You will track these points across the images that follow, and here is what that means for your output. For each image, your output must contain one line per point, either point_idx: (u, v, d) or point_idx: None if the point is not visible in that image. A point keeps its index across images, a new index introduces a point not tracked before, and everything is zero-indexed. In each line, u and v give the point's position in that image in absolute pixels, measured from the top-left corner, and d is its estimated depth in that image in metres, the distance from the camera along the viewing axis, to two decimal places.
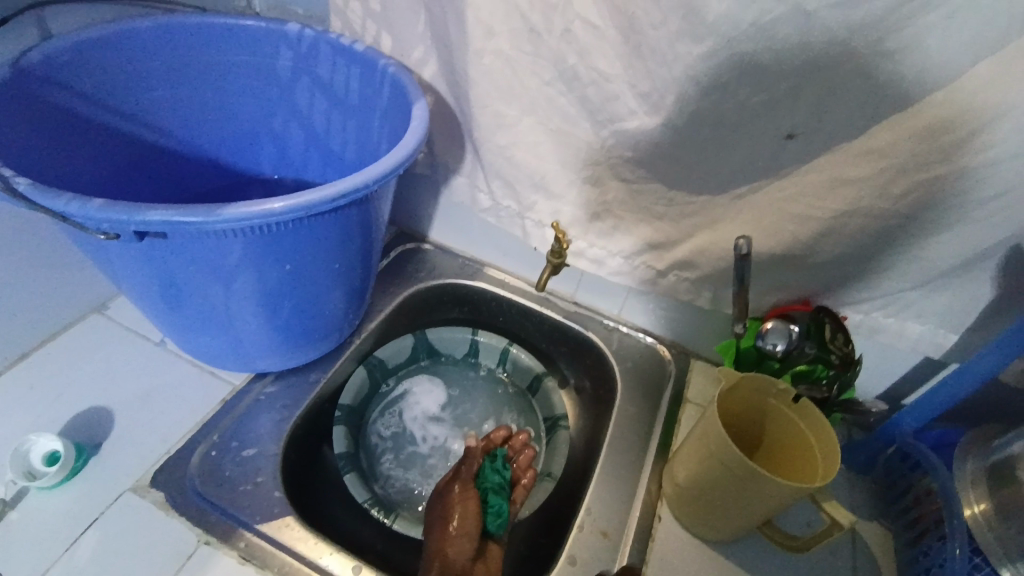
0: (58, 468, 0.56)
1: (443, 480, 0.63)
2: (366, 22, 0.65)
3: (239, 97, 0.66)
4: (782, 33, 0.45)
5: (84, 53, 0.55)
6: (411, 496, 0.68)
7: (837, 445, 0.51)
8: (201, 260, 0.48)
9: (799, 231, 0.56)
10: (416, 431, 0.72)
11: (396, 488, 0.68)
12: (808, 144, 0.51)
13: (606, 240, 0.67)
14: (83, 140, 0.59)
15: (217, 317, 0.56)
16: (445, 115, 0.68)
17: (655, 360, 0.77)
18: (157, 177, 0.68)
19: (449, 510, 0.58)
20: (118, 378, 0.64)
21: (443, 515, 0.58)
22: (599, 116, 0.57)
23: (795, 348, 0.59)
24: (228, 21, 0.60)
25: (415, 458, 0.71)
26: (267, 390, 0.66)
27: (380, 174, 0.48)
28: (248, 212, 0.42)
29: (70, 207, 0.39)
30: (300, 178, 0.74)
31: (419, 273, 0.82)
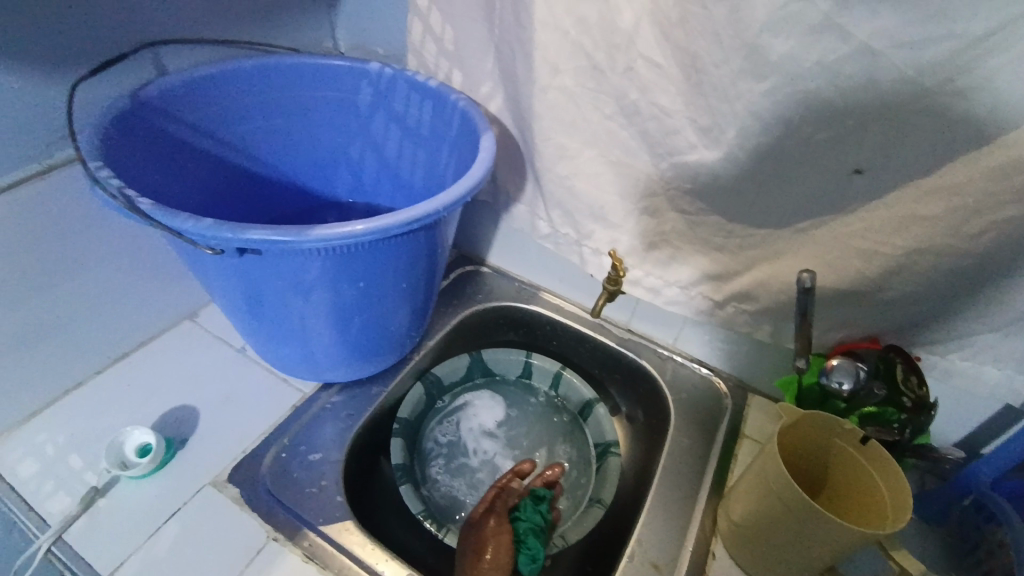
0: (149, 460, 0.60)
1: (478, 509, 0.62)
2: (439, 60, 0.70)
3: (323, 128, 0.72)
4: (848, 72, 0.46)
5: (195, 90, 0.61)
6: (455, 506, 0.71)
7: (908, 488, 0.49)
8: (287, 276, 0.52)
9: (865, 267, 0.55)
10: (470, 443, 0.75)
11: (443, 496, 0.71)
12: (876, 180, 0.51)
13: (663, 269, 0.68)
14: (193, 166, 0.65)
15: (294, 329, 0.60)
16: (508, 146, 0.71)
17: (710, 392, 0.75)
18: (247, 200, 0.74)
19: (483, 542, 0.58)
20: (203, 381, 0.70)
21: (477, 547, 0.58)
22: (659, 149, 0.59)
23: (863, 387, 0.57)
24: (319, 60, 0.66)
25: (466, 469, 0.73)
26: (332, 400, 0.70)
27: (451, 201, 0.51)
28: (334, 233, 0.46)
29: (185, 225, 0.44)
30: (371, 204, 0.80)
31: (477, 295, 0.85)
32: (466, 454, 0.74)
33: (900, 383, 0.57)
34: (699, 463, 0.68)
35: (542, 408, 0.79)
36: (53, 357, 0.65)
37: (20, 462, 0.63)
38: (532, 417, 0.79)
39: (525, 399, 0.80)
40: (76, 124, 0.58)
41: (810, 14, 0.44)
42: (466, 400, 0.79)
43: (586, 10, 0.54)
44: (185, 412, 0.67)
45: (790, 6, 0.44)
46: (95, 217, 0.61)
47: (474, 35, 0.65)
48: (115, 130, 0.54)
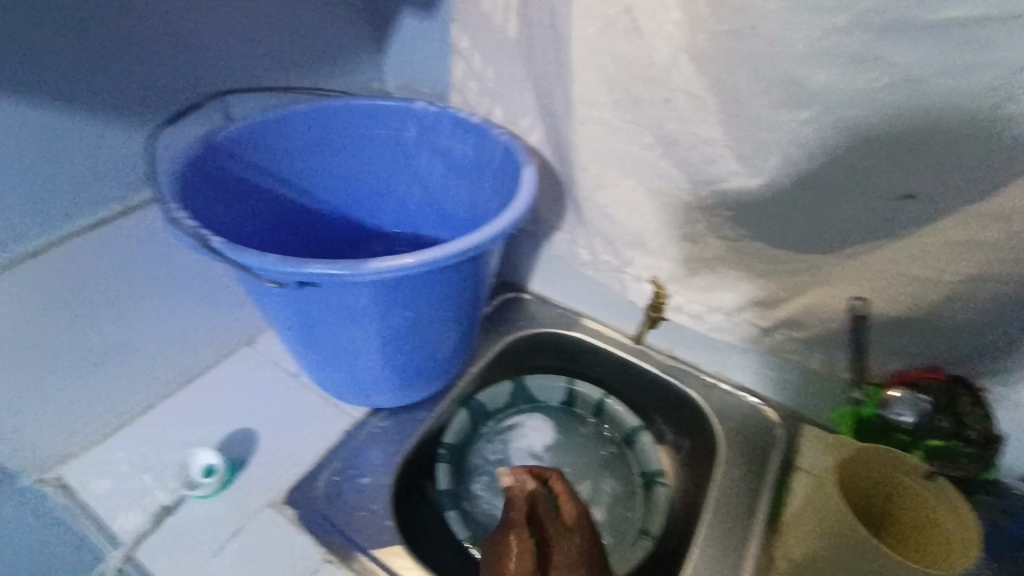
0: (215, 480, 0.65)
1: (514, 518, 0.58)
2: (481, 97, 0.73)
3: (374, 164, 0.76)
4: (892, 98, 0.45)
5: (259, 134, 0.66)
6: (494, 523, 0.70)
7: (976, 527, 0.48)
8: (341, 306, 0.55)
9: (920, 294, 0.53)
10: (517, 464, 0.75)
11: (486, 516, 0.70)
12: (927, 205, 0.49)
13: (706, 295, 0.67)
14: (255, 204, 0.70)
15: (346, 356, 0.63)
16: (549, 176, 0.73)
17: (759, 422, 0.73)
18: (303, 235, 0.78)
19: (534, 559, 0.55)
20: (261, 405, 0.74)
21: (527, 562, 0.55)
22: (698, 177, 0.59)
23: (928, 420, 0.55)
24: (370, 103, 0.70)
25: None
26: (380, 425, 0.73)
27: (494, 234, 0.54)
28: (385, 266, 0.49)
29: (252, 260, 0.48)
30: (417, 235, 0.83)
31: (519, 321, 0.86)
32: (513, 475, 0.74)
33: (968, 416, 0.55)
34: (749, 497, 0.66)
35: (589, 435, 0.78)
36: (130, 380, 0.70)
37: (94, 480, 0.67)
38: (578, 441, 0.78)
39: (571, 424, 0.79)
40: (157, 170, 0.64)
41: (849, 45, 0.44)
42: (521, 420, 0.78)
43: (624, 46, 0.56)
44: (245, 433, 0.71)
45: (828, 37, 0.45)
46: (168, 251, 0.67)
47: (515, 73, 0.68)
48: (189, 173, 0.59)
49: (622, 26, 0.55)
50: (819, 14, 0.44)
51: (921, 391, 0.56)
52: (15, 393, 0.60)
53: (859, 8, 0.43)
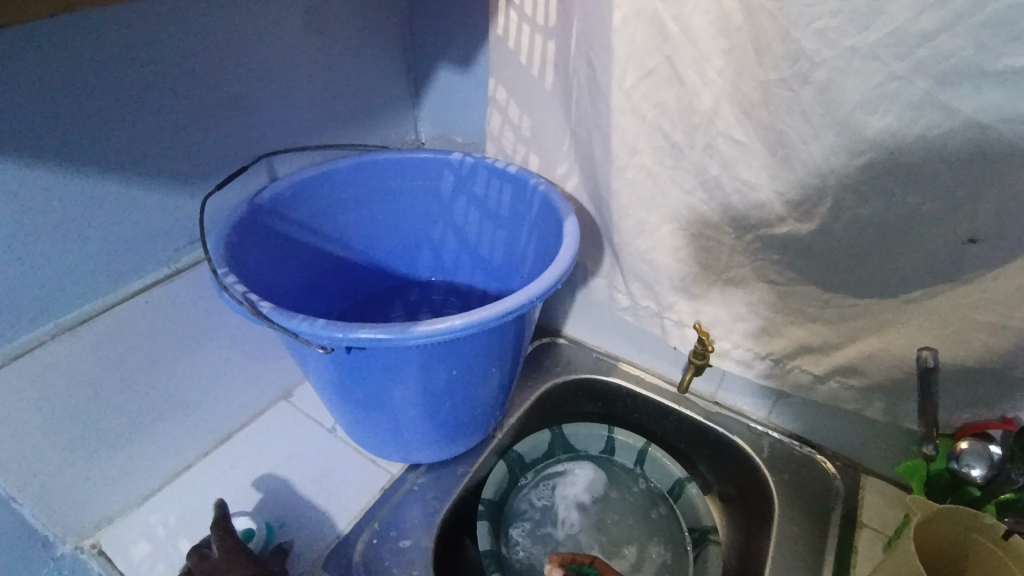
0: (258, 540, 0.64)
1: None
2: (517, 146, 0.74)
3: (409, 214, 0.77)
4: (953, 144, 0.44)
5: (300, 191, 0.67)
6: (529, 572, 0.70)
7: None
8: (386, 366, 0.54)
9: (993, 342, 0.50)
10: (561, 511, 0.74)
11: (520, 556, 0.71)
12: (994, 250, 0.47)
13: (754, 341, 0.64)
14: (296, 260, 0.70)
15: (388, 414, 0.62)
16: (585, 222, 0.73)
17: (818, 474, 0.70)
18: (340, 287, 0.78)
19: None
20: (298, 461, 0.73)
21: None
22: (743, 222, 0.57)
23: (1000, 474, 0.51)
24: (408, 156, 0.71)
25: (549, 539, 0.72)
26: (418, 481, 0.71)
27: (541, 290, 0.53)
28: (435, 328, 0.48)
29: (301, 325, 0.48)
30: (450, 281, 0.83)
31: (555, 366, 0.84)
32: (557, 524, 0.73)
33: None
34: (813, 558, 0.62)
35: (640, 491, 0.76)
36: (171, 439, 0.70)
37: (134, 544, 0.66)
38: (626, 495, 0.76)
39: (616, 475, 0.78)
40: (203, 230, 0.65)
41: (908, 92, 0.43)
42: (569, 467, 0.78)
43: (664, 95, 0.55)
44: (286, 490, 0.70)
45: (886, 84, 0.44)
46: (212, 310, 0.67)
47: (551, 122, 0.69)
48: (235, 234, 0.60)
49: (663, 76, 0.55)
50: (875, 62, 0.44)
51: (992, 442, 0.52)
52: (61, 459, 0.60)
53: (917, 57, 0.42)
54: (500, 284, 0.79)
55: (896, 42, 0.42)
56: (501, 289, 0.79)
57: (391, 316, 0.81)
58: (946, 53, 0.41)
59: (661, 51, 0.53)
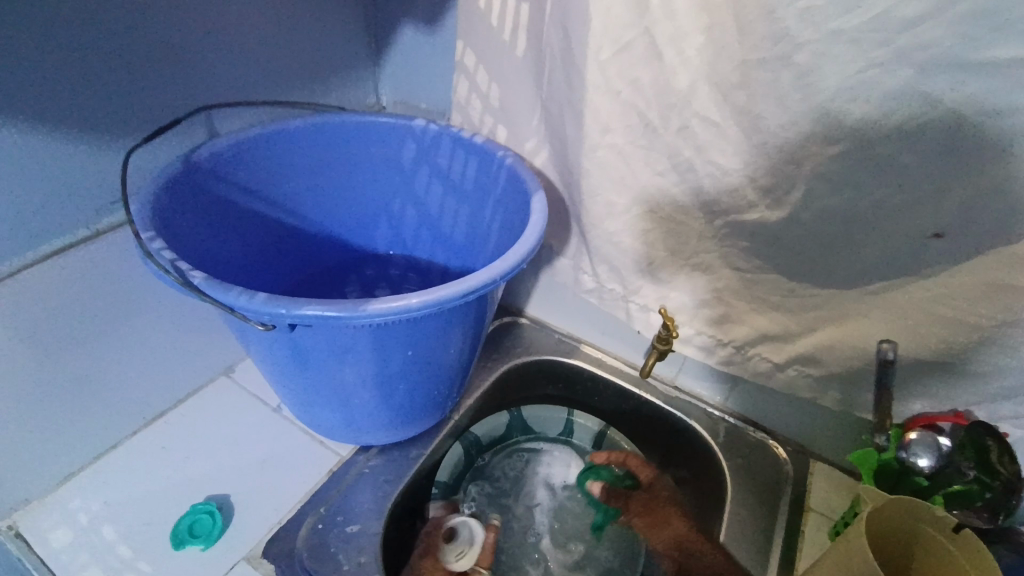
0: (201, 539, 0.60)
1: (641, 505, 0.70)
2: (484, 117, 0.70)
3: (367, 182, 0.72)
4: (931, 138, 0.43)
5: (242, 150, 0.61)
6: None
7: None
8: (334, 344, 0.51)
9: (949, 336, 0.51)
10: (529, 486, 0.76)
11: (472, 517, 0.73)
12: (955, 245, 0.47)
13: (716, 328, 0.64)
14: (237, 226, 0.65)
15: (337, 396, 0.58)
16: (553, 200, 0.70)
17: (769, 460, 0.70)
18: (290, 258, 0.73)
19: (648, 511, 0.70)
20: (240, 442, 0.69)
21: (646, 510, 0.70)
22: (713, 207, 0.56)
23: (949, 464, 0.53)
24: (366, 119, 0.66)
25: (508, 510, 0.74)
26: (370, 464, 0.67)
27: (506, 269, 0.50)
28: (390, 306, 0.45)
29: (237, 299, 0.43)
30: (410, 257, 0.79)
31: (516, 347, 0.82)
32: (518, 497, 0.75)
33: (995, 463, 0.51)
34: (761, 538, 0.64)
35: None
36: (92, 418, 0.64)
37: (53, 530, 0.61)
38: None
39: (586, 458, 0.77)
40: (126, 186, 0.58)
41: (889, 81, 0.42)
42: (544, 446, 0.78)
43: (640, 71, 0.53)
44: (223, 473, 0.66)
45: (866, 72, 0.43)
46: (141, 278, 0.61)
47: (521, 93, 0.65)
48: (164, 195, 0.54)
49: (640, 50, 0.52)
50: (859, 47, 0.42)
51: (940, 434, 0.55)
52: None
53: (901, 44, 0.41)
54: (462, 261, 0.75)
55: (882, 27, 0.41)
56: (463, 267, 0.76)
57: (345, 291, 0.77)
58: (931, 43, 0.40)
59: (640, 23, 0.51)
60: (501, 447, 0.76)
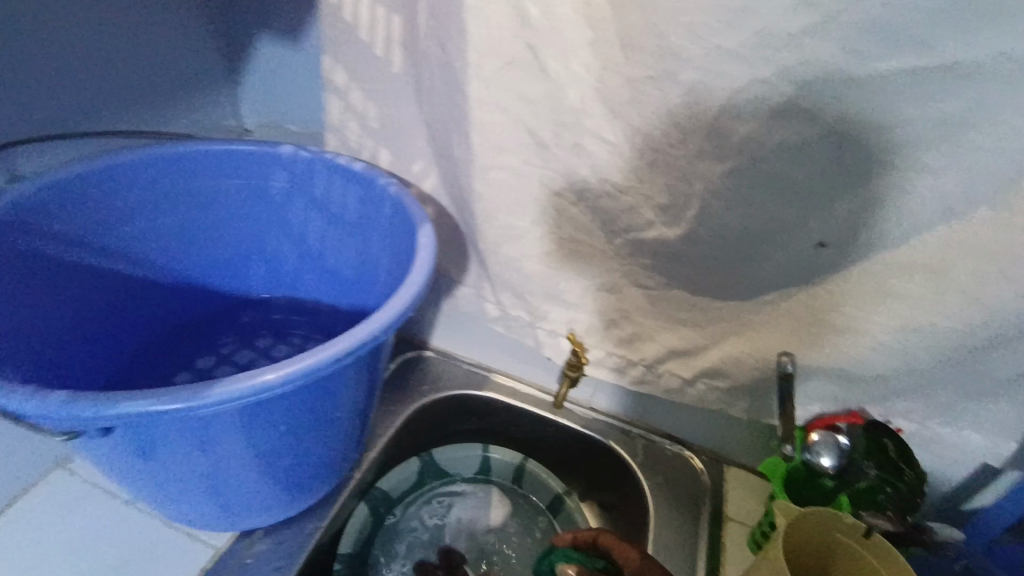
0: None
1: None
2: (363, 139, 0.63)
3: (229, 220, 0.62)
4: (812, 154, 0.44)
5: (53, 196, 0.50)
6: None
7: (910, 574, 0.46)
8: (186, 432, 0.42)
9: (845, 343, 0.52)
10: (451, 534, 0.69)
11: None
12: (841, 253, 0.48)
13: (627, 348, 0.62)
14: (57, 288, 0.53)
15: (207, 482, 0.49)
16: (447, 226, 0.64)
17: (688, 473, 0.70)
18: (139, 316, 0.62)
19: None
20: (86, 550, 0.57)
21: None
22: (614, 226, 0.53)
23: (852, 465, 0.55)
24: (220, 148, 0.57)
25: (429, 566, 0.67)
26: (253, 552, 0.58)
27: (389, 322, 0.45)
28: (244, 386, 0.38)
29: (29, 405, 0.35)
30: (292, 297, 0.69)
31: (423, 385, 0.75)
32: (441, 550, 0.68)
33: (897, 459, 0.55)
34: (687, 557, 0.63)
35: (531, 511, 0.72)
36: None
37: None
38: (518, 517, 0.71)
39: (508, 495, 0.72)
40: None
41: (772, 97, 0.42)
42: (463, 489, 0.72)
43: (528, 86, 0.49)
44: None
45: (751, 89, 0.42)
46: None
47: (402, 111, 0.59)
48: None
49: (525, 65, 0.48)
50: (739, 64, 0.41)
51: (839, 432, 0.55)
52: None
53: (782, 60, 0.40)
54: (352, 300, 0.67)
55: (763, 42, 0.40)
56: (353, 307, 0.67)
57: (217, 343, 0.67)
58: (810, 59, 0.40)
59: (522, 37, 0.47)
60: (415, 498, 0.70)
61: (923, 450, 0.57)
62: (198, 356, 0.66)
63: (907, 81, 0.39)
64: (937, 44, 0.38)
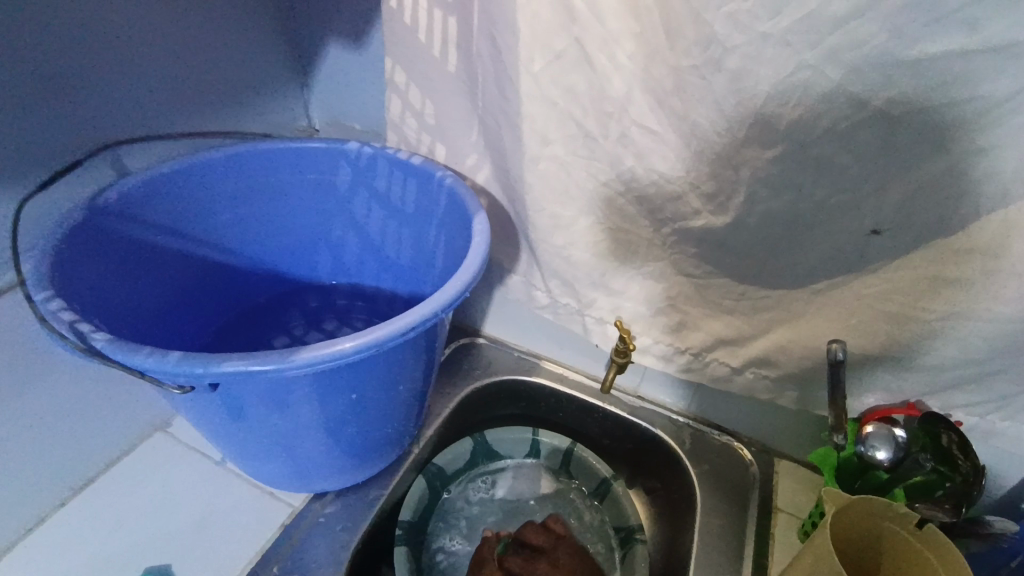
0: None
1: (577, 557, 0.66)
2: (420, 135, 0.68)
3: (302, 211, 0.68)
4: (861, 138, 0.44)
5: (157, 189, 0.57)
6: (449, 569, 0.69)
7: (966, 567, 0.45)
8: (270, 395, 0.47)
9: (897, 331, 0.51)
10: (501, 511, 0.73)
11: (443, 550, 0.69)
12: (895, 239, 0.48)
13: (674, 336, 0.62)
14: (159, 269, 0.60)
15: (280, 444, 0.54)
16: (499, 216, 0.67)
17: (736, 463, 0.70)
18: (221, 298, 0.69)
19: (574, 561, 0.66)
20: (179, 504, 0.65)
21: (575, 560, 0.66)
22: (660, 215, 0.55)
23: (907, 457, 0.54)
24: (295, 146, 0.63)
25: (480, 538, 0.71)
26: (325, 511, 0.64)
27: (447, 302, 0.48)
28: (320, 354, 0.43)
29: (147, 362, 0.41)
30: (356, 284, 0.75)
31: (474, 369, 0.79)
32: (492, 521, 0.72)
33: (955, 453, 0.53)
34: (734, 544, 0.63)
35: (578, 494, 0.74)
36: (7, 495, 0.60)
37: None
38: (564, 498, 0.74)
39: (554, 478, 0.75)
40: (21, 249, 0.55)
41: (819, 83, 0.42)
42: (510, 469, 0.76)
43: (575, 80, 0.51)
44: (160, 540, 0.62)
45: (797, 74, 0.42)
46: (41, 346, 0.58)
47: (456, 108, 0.63)
48: (68, 249, 0.49)
49: (573, 60, 0.50)
50: (785, 51, 0.42)
51: (896, 425, 0.55)
52: None
53: (829, 45, 0.41)
54: (410, 287, 0.71)
55: (808, 28, 0.40)
56: (412, 294, 0.72)
57: (288, 325, 0.73)
58: (858, 42, 0.40)
59: (570, 32, 0.49)
60: (465, 476, 0.73)
61: (985, 443, 0.55)
62: (273, 336, 0.72)
63: (958, 62, 0.39)
64: (984, 25, 0.37)
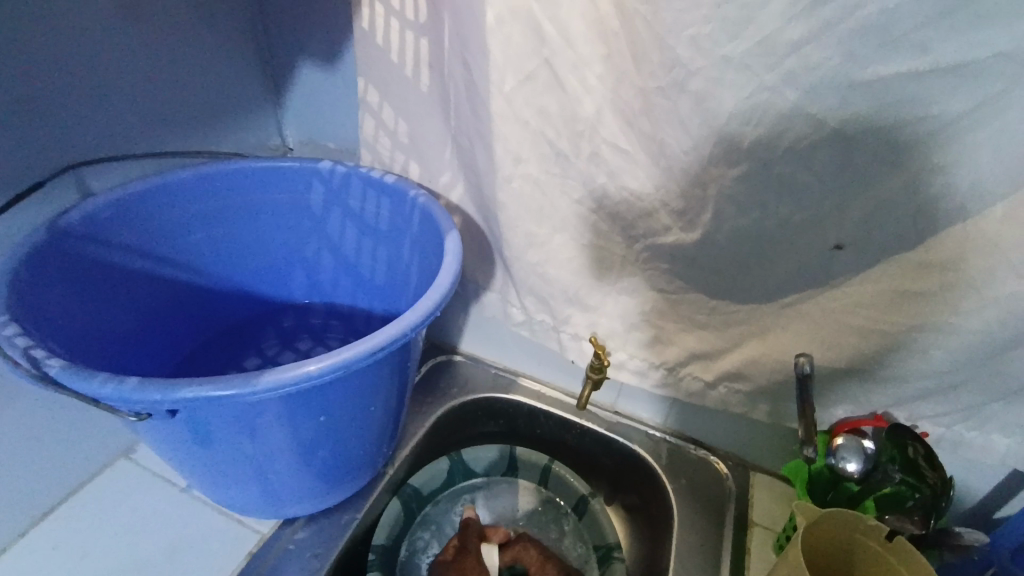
0: None
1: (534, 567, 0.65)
2: (394, 153, 0.68)
3: (273, 230, 0.67)
4: (820, 156, 0.45)
5: (123, 209, 0.56)
6: None
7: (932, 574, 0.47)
8: (236, 419, 0.46)
9: (863, 344, 0.52)
10: None
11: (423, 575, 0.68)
12: (858, 255, 0.49)
13: (649, 351, 0.63)
14: (124, 290, 0.59)
15: (248, 471, 0.53)
16: (474, 233, 0.67)
17: (713, 477, 0.70)
18: (188, 320, 0.68)
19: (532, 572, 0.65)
20: (144, 533, 0.63)
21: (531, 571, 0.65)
22: (632, 231, 0.55)
23: (877, 468, 0.54)
24: (267, 165, 0.62)
25: None
26: (296, 538, 0.62)
27: (417, 320, 0.48)
28: (287, 376, 0.42)
29: (106, 389, 0.40)
30: (331, 303, 0.74)
31: (451, 388, 0.78)
32: None
33: (922, 465, 0.54)
34: (712, 560, 0.63)
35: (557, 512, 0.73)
36: None
37: None
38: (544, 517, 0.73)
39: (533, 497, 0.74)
40: None
41: (780, 104, 0.43)
42: (489, 488, 0.74)
43: (546, 100, 0.52)
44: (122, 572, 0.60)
45: (757, 96, 0.44)
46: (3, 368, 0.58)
47: (430, 127, 0.63)
48: (27, 272, 0.48)
49: (543, 81, 0.51)
50: (743, 75, 0.43)
51: (864, 436, 0.55)
52: None
53: (787, 67, 0.42)
54: (385, 305, 0.71)
55: (767, 53, 0.42)
56: (386, 312, 0.71)
57: (260, 345, 0.72)
58: (815, 65, 0.41)
59: (540, 54, 0.50)
60: (441, 495, 0.72)
61: (952, 454, 0.56)
62: (244, 356, 0.71)
63: (914, 82, 0.40)
64: (933, 48, 0.39)
